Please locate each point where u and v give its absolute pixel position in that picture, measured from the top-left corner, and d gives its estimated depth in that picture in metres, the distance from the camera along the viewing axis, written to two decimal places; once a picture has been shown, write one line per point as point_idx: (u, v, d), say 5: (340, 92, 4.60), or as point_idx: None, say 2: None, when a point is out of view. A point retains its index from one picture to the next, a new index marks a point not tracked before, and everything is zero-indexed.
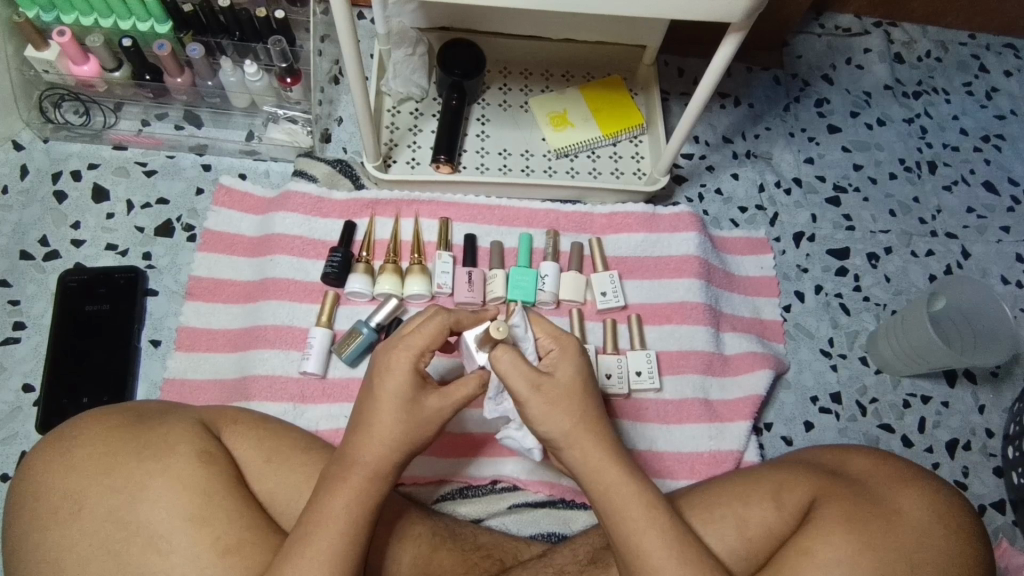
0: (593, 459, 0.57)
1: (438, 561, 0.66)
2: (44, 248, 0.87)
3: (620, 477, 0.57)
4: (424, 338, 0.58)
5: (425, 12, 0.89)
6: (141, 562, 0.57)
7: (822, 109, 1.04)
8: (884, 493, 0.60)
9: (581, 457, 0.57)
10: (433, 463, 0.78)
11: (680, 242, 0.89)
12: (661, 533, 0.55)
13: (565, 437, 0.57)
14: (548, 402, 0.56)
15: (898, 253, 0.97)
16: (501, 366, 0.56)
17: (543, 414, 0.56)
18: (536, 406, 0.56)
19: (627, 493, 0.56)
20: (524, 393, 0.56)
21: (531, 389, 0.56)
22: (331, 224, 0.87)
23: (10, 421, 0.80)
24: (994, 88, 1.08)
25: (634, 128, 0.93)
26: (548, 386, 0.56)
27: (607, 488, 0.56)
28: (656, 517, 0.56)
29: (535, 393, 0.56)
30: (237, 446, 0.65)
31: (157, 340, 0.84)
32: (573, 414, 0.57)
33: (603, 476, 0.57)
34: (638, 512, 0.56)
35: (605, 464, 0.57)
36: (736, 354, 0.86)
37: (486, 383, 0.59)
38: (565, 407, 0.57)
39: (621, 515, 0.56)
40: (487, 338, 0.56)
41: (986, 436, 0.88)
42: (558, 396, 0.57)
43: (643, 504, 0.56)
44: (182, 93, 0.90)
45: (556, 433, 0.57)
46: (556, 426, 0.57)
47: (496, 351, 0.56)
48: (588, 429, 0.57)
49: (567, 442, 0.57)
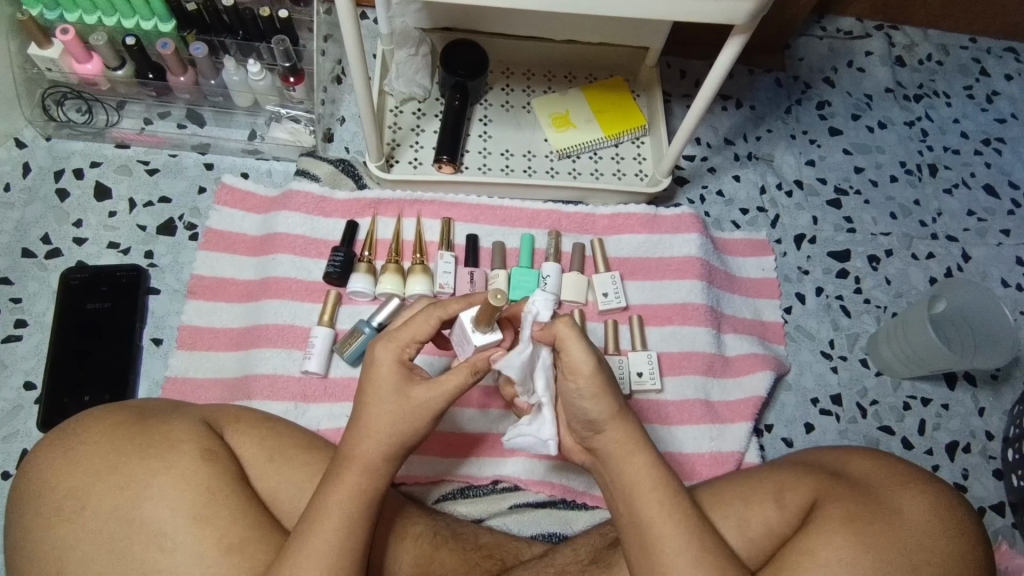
0: (627, 443, 0.57)
1: (439, 560, 0.66)
2: (47, 246, 0.87)
3: (647, 463, 0.57)
4: (413, 331, 0.57)
5: (428, 12, 0.89)
6: (144, 561, 0.57)
7: (823, 111, 1.04)
8: (886, 492, 0.60)
9: (614, 441, 0.57)
10: (431, 463, 0.78)
11: (682, 243, 0.89)
12: (682, 519, 0.55)
13: (609, 421, 0.57)
14: (604, 380, 0.56)
15: (899, 254, 0.97)
16: (564, 338, 0.54)
17: (596, 394, 0.55)
18: (593, 384, 0.55)
19: (652, 479, 0.56)
20: (587, 368, 0.54)
21: (596, 363, 0.55)
22: (333, 224, 0.87)
23: (12, 419, 0.80)
24: (995, 92, 1.09)
25: (636, 129, 0.93)
26: (603, 364, 0.56)
27: (635, 472, 0.57)
28: (678, 503, 0.56)
29: (598, 369, 0.55)
30: (240, 445, 0.65)
31: (158, 339, 0.84)
32: (616, 398, 0.57)
33: (631, 460, 0.57)
34: (661, 498, 0.56)
35: (636, 448, 0.57)
36: (737, 355, 0.86)
37: (474, 373, 0.56)
38: (612, 390, 0.56)
39: (642, 501, 0.56)
40: (487, 311, 0.53)
41: (986, 438, 0.88)
42: (608, 377, 0.56)
43: (666, 491, 0.56)
44: (184, 92, 0.91)
45: (601, 415, 0.56)
46: (605, 408, 0.56)
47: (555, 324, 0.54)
48: (626, 414, 0.58)
49: (610, 425, 0.57)
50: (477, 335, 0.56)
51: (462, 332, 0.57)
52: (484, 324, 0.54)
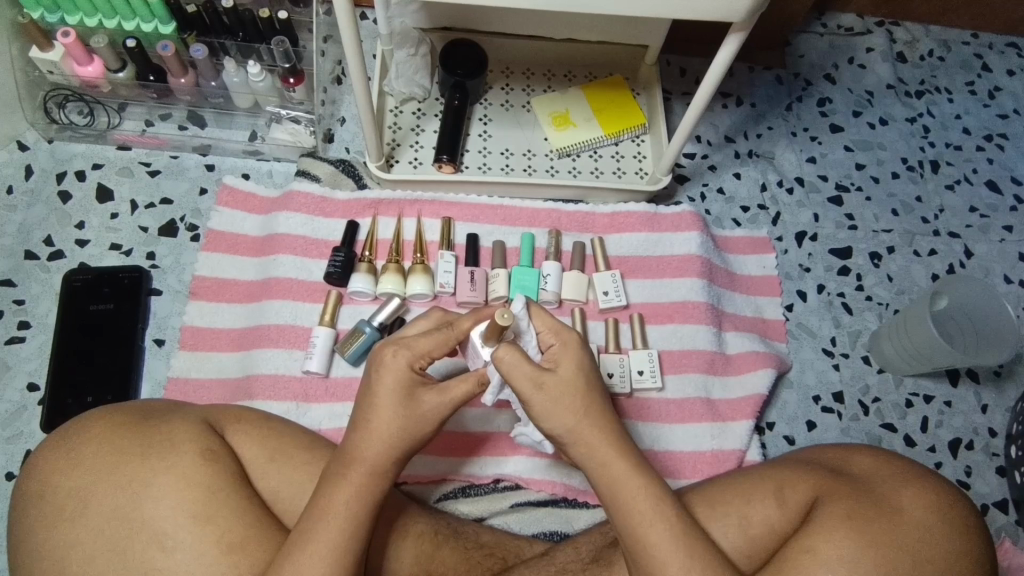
0: (600, 453, 0.57)
1: (440, 559, 0.67)
2: (49, 247, 0.87)
3: (628, 469, 0.56)
4: (429, 344, 0.58)
5: (427, 12, 0.89)
6: (146, 559, 0.57)
7: (824, 108, 1.04)
8: (885, 492, 0.60)
9: (586, 452, 0.57)
10: (433, 462, 0.78)
11: (682, 242, 0.89)
12: (670, 526, 0.55)
13: (572, 433, 0.56)
14: (551, 399, 0.56)
15: (901, 252, 0.97)
16: (504, 365, 0.55)
17: (551, 408, 0.56)
18: (539, 404, 0.56)
19: (635, 487, 0.56)
20: (528, 391, 0.55)
21: (534, 387, 0.55)
22: (335, 224, 0.87)
23: (15, 420, 0.80)
24: (997, 87, 1.08)
25: (636, 128, 0.93)
26: (550, 384, 0.56)
27: (614, 480, 0.56)
28: (664, 511, 0.56)
29: (538, 392, 0.55)
30: (241, 445, 0.65)
31: (161, 340, 0.84)
32: (576, 410, 0.56)
33: (610, 468, 0.56)
34: (645, 505, 0.56)
35: (612, 458, 0.56)
36: (737, 353, 0.86)
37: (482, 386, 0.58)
38: (568, 404, 0.56)
39: (629, 509, 0.56)
40: (493, 329, 0.55)
41: (989, 435, 0.88)
42: (561, 393, 0.56)
43: (650, 497, 0.56)
44: (185, 93, 0.91)
45: (561, 429, 0.57)
46: (561, 422, 0.56)
47: (500, 349, 0.55)
48: (595, 420, 0.57)
49: (573, 438, 0.57)
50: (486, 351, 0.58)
51: (474, 348, 0.59)
52: (493, 343, 0.56)
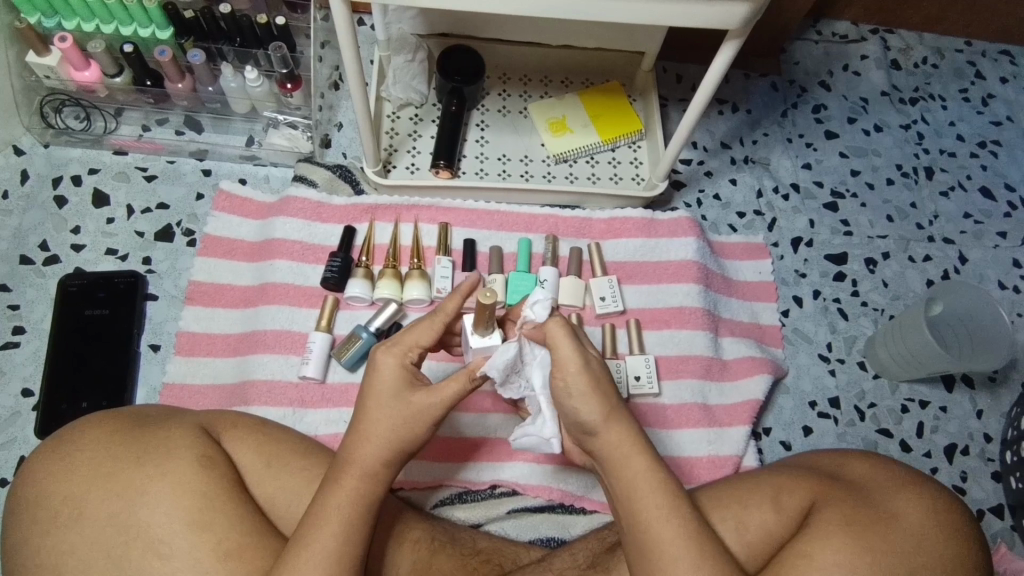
0: (626, 445, 0.57)
1: (437, 565, 0.66)
2: (45, 252, 0.87)
3: (647, 465, 0.56)
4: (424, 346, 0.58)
5: (425, 18, 0.89)
6: (142, 566, 0.57)
7: (819, 115, 1.04)
8: (883, 496, 0.60)
9: (610, 444, 0.57)
10: (429, 468, 0.78)
11: (679, 247, 0.89)
12: (683, 523, 0.55)
13: (602, 423, 0.56)
14: (593, 382, 0.56)
15: (896, 257, 0.97)
16: (557, 343, 0.55)
17: (584, 393, 0.55)
18: (581, 386, 0.55)
19: (653, 482, 0.56)
20: (576, 371, 0.55)
21: (584, 365, 0.55)
22: (331, 229, 0.87)
23: (10, 425, 0.80)
24: (991, 95, 1.09)
25: (632, 133, 0.94)
26: (594, 368, 0.56)
27: (634, 475, 0.56)
28: (678, 508, 0.56)
29: (586, 371, 0.55)
30: (237, 450, 0.65)
31: (156, 345, 0.84)
32: (609, 400, 0.56)
33: (630, 463, 0.56)
34: (661, 501, 0.56)
35: (634, 452, 0.57)
36: (734, 359, 0.86)
37: (474, 380, 0.57)
38: (604, 390, 0.56)
39: (642, 505, 0.56)
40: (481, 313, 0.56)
41: (985, 440, 0.88)
42: (599, 378, 0.56)
43: (666, 494, 0.56)
44: (182, 98, 0.90)
45: (594, 417, 0.56)
46: (597, 409, 0.56)
47: (552, 321, 0.55)
48: (621, 415, 0.57)
49: (604, 428, 0.56)
50: (475, 338, 0.59)
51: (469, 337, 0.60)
52: (482, 327, 0.58)
